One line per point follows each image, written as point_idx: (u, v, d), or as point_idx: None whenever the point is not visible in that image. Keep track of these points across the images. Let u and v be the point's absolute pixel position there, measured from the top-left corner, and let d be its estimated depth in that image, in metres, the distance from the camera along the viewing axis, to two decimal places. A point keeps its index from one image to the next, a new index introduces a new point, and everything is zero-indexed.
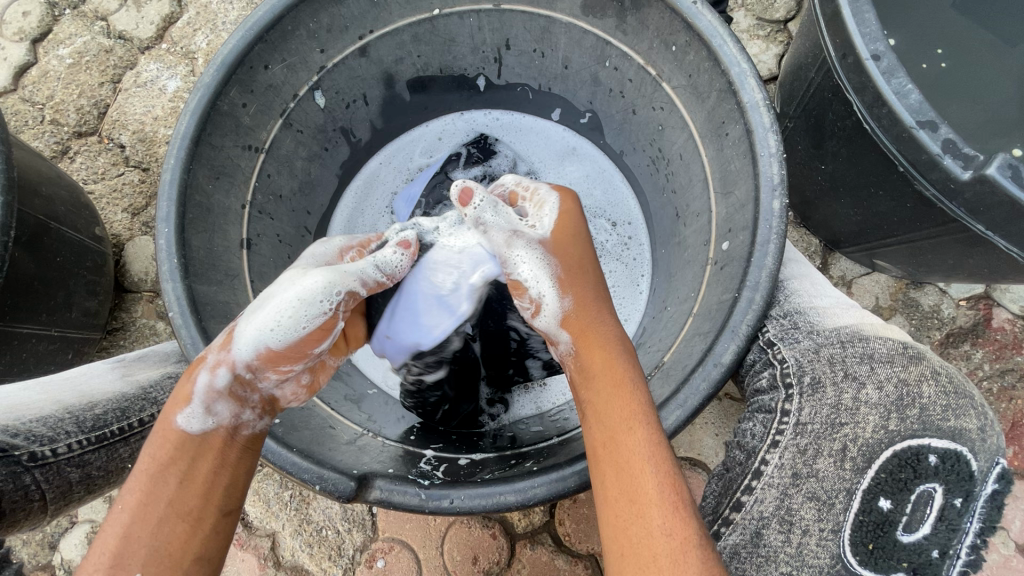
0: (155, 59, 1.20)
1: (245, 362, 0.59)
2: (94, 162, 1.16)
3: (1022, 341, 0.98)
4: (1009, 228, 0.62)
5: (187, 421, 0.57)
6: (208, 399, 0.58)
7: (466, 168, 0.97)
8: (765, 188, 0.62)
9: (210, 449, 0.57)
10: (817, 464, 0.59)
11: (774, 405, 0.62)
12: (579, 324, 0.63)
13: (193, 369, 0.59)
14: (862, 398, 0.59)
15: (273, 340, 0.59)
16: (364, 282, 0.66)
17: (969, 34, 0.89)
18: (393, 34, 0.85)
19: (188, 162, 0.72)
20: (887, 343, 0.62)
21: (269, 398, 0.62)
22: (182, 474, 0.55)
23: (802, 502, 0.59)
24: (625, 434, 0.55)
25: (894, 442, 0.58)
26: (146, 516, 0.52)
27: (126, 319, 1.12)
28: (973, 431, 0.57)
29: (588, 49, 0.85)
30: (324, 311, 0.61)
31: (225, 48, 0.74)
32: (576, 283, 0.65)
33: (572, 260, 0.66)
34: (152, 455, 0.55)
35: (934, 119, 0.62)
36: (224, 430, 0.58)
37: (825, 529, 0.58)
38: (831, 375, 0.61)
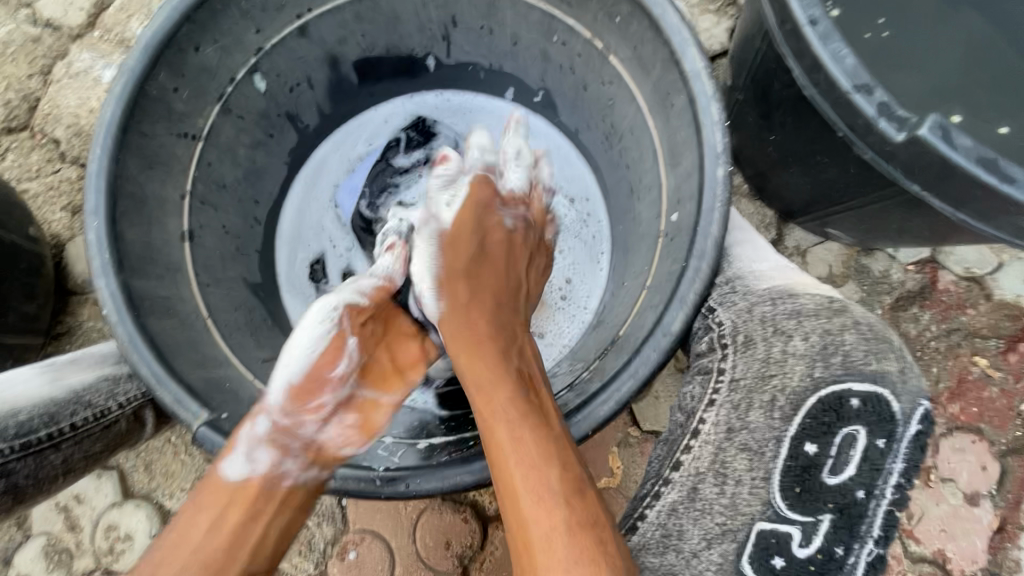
0: (87, 47, 1.14)
1: (278, 408, 0.67)
2: (27, 159, 1.10)
3: (966, 301, 1.02)
4: (942, 187, 0.63)
5: (230, 471, 0.63)
6: (252, 446, 0.65)
7: (406, 153, 0.98)
8: (709, 156, 0.62)
9: (240, 499, 0.63)
10: (749, 417, 0.60)
11: (711, 365, 0.64)
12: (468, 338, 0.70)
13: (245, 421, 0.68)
14: (789, 350, 0.61)
15: (294, 376, 0.68)
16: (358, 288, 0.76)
17: (908, 2, 0.91)
18: (332, 13, 0.82)
19: (117, 151, 0.68)
20: (815, 297, 0.64)
21: (318, 444, 0.68)
22: (214, 520, 0.62)
23: (734, 453, 0.60)
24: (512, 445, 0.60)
25: (819, 388, 0.59)
26: (176, 556, 0.60)
27: (72, 323, 1.07)
28: (895, 371, 0.59)
29: (535, 24, 0.83)
30: (328, 331, 0.70)
31: (150, 29, 0.70)
32: (458, 294, 0.74)
33: (458, 269, 0.75)
34: (198, 498, 0.64)
35: (869, 83, 0.62)
36: (264, 479, 0.64)
37: (756, 477, 0.60)
38: (761, 332, 0.63)
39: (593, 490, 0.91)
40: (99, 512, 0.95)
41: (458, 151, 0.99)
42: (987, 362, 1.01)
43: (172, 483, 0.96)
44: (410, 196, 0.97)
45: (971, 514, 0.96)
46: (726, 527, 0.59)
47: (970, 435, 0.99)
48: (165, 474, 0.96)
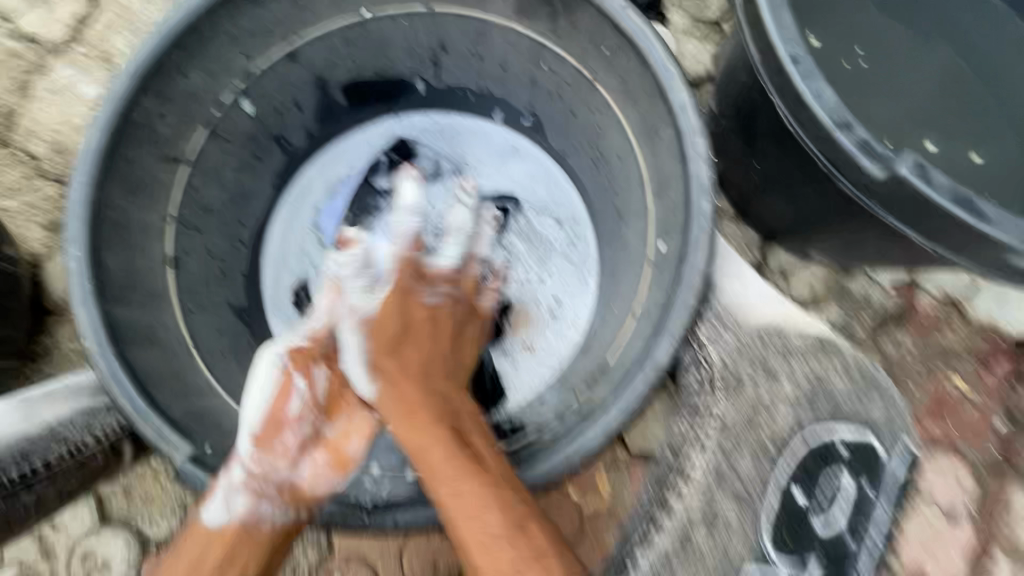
0: (70, 63, 1.12)
1: (248, 455, 0.68)
2: (5, 176, 1.08)
3: (943, 323, 1.04)
4: (920, 222, 0.65)
5: (208, 518, 0.65)
6: (229, 494, 0.65)
7: (388, 174, 0.97)
8: (695, 190, 0.63)
9: (221, 540, 0.64)
10: (740, 463, 0.63)
11: (700, 406, 0.65)
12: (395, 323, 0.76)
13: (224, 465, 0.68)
14: (777, 394, 0.64)
15: (253, 423, 0.70)
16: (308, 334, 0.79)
17: (885, 34, 0.94)
18: (322, 38, 0.82)
19: (100, 178, 0.67)
20: (808, 338, 0.65)
21: (289, 484, 0.70)
22: (194, 562, 0.63)
23: (724, 496, 0.62)
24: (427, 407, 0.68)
25: (805, 428, 0.63)
26: None
27: (49, 343, 1.05)
28: (879, 419, 0.65)
29: (524, 52, 0.84)
30: (274, 374, 0.74)
31: (136, 55, 0.69)
32: (396, 288, 0.80)
33: (398, 267, 0.82)
34: (185, 544, 0.65)
35: (849, 120, 0.64)
36: (241, 522, 0.66)
37: (747, 521, 0.62)
38: (751, 374, 0.64)
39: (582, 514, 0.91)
40: (74, 540, 0.92)
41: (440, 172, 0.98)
42: (965, 383, 1.03)
43: (152, 509, 0.94)
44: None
45: (951, 533, 0.98)
46: (715, 572, 0.61)
47: (949, 455, 1.01)
48: (144, 500, 0.93)
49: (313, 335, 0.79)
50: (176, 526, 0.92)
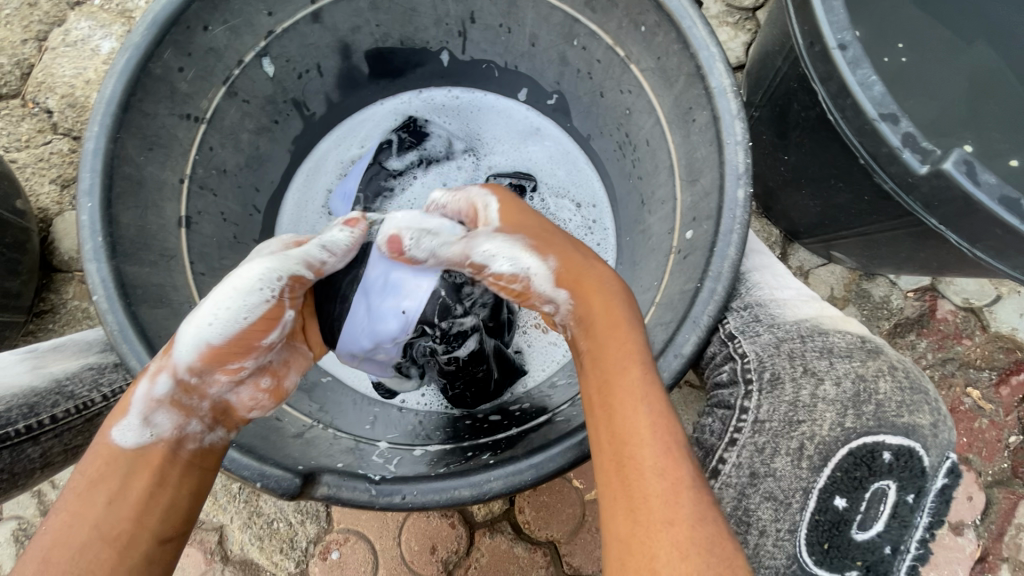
0: (87, 16, 1.09)
1: (186, 367, 0.54)
2: (16, 128, 1.06)
3: (962, 331, 1.02)
4: (959, 223, 0.63)
5: (123, 436, 0.52)
6: (149, 409, 0.53)
7: (400, 155, 0.93)
8: (730, 176, 0.61)
9: (146, 467, 0.52)
10: (774, 464, 0.60)
11: (734, 402, 0.63)
12: (574, 280, 0.57)
13: (136, 380, 0.54)
14: (819, 395, 0.60)
15: (211, 337, 0.54)
16: (307, 263, 0.61)
17: (928, 31, 0.91)
18: (348, 0, 0.80)
19: (116, 130, 0.65)
20: (846, 337, 0.65)
21: (222, 405, 0.57)
22: (114, 492, 0.50)
23: (759, 502, 0.60)
24: (619, 377, 0.50)
25: (850, 439, 0.59)
26: (67, 538, 0.47)
27: (55, 301, 1.04)
28: (926, 426, 0.60)
29: (556, 26, 0.81)
30: (267, 297, 0.56)
31: (157, 4, 0.66)
32: (556, 244, 0.60)
33: (535, 227, 0.62)
34: (84, 469, 0.51)
35: (895, 113, 0.61)
36: (165, 443, 0.53)
37: (782, 528, 0.60)
38: (790, 372, 0.62)
39: (583, 499, 0.96)
40: None
41: (453, 152, 0.96)
42: (980, 394, 1.01)
43: None
44: (408, 199, 0.94)
45: (954, 543, 0.97)
46: None
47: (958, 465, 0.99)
48: None
49: (318, 267, 0.62)
50: None
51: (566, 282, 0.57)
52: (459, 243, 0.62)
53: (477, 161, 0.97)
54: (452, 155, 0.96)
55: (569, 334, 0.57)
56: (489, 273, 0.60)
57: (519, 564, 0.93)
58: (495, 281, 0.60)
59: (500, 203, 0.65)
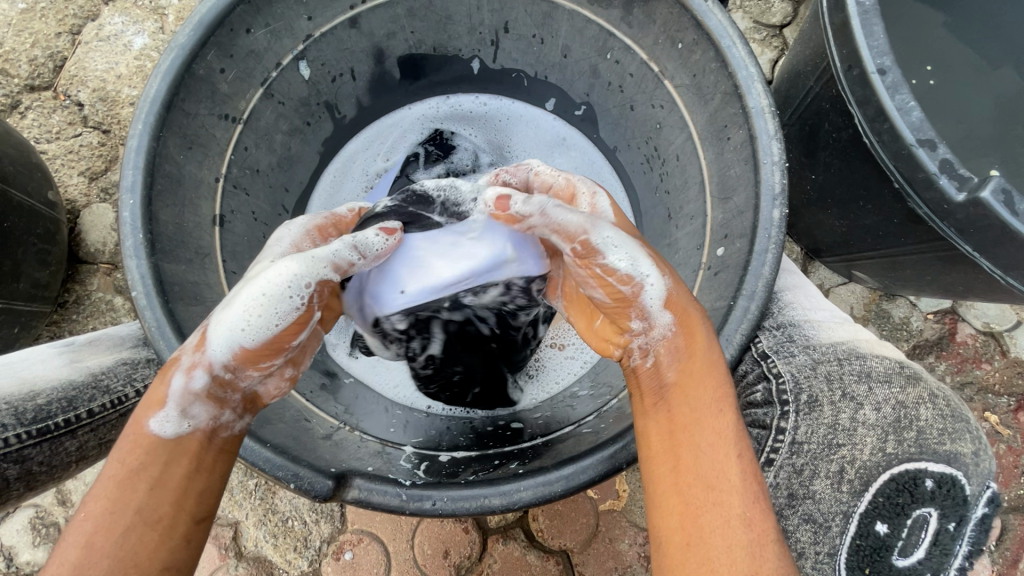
0: (120, 12, 1.11)
1: (222, 363, 0.53)
2: (47, 120, 1.07)
3: (982, 355, 1.02)
4: (993, 251, 0.63)
5: (162, 428, 0.50)
6: (184, 401, 0.51)
7: (426, 168, 0.96)
8: (765, 196, 0.62)
9: (186, 452, 0.50)
10: (814, 486, 0.62)
11: (769, 422, 0.64)
12: (682, 307, 0.55)
13: (166, 371, 0.53)
14: (860, 419, 0.62)
15: (247, 339, 0.53)
16: (335, 264, 0.58)
17: (958, 55, 0.91)
18: (386, 7, 0.80)
19: (158, 128, 0.66)
20: (884, 361, 0.65)
21: (252, 395, 0.57)
22: (155, 478, 0.48)
23: (798, 523, 0.62)
24: (712, 418, 0.50)
25: (891, 465, 0.60)
26: (107, 526, 0.45)
27: (80, 292, 1.05)
28: (968, 455, 0.60)
29: (590, 39, 0.82)
30: (296, 304, 0.55)
31: (203, 6, 0.67)
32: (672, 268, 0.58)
33: (646, 242, 0.61)
34: (121, 456, 0.48)
35: (933, 139, 0.62)
36: (202, 433, 0.52)
37: (821, 552, 0.62)
38: (828, 395, 0.63)
39: (597, 510, 0.96)
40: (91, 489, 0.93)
41: (478, 165, 0.97)
42: (997, 419, 1.01)
43: None
44: None
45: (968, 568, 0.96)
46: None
47: None
48: None
49: (346, 268, 0.59)
50: None
51: (677, 306, 0.55)
52: (580, 216, 0.58)
53: None
54: (477, 167, 0.97)
55: (650, 360, 0.56)
56: (600, 263, 0.56)
57: (532, 571, 0.93)
58: (602, 271, 0.56)
59: (609, 197, 0.66)
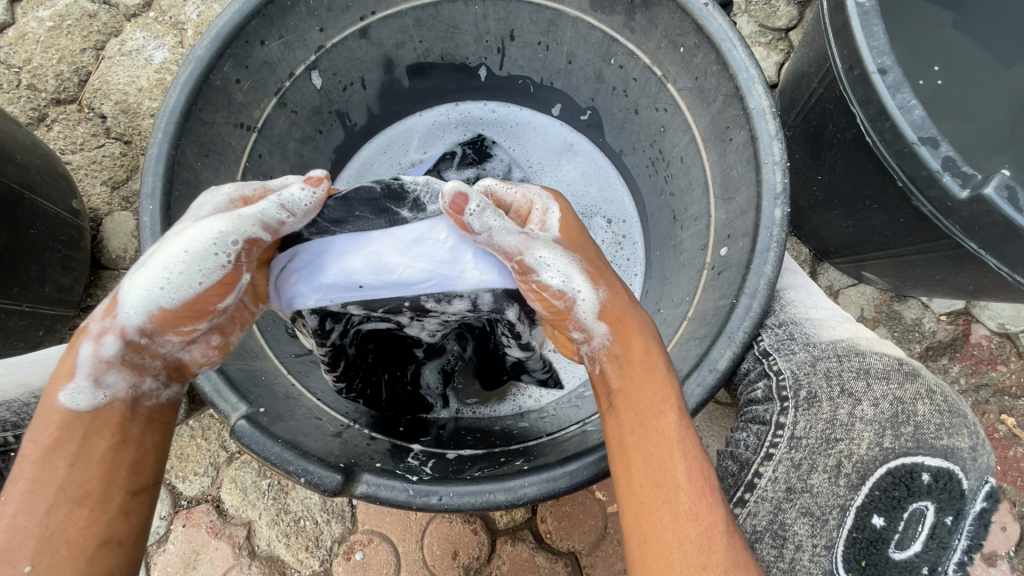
0: (142, 28, 1.15)
1: (135, 327, 0.53)
2: (72, 131, 1.11)
3: (997, 357, 1.01)
4: (999, 248, 0.64)
5: (72, 398, 0.51)
6: (97, 369, 0.52)
7: (458, 169, 0.94)
8: (767, 196, 0.62)
9: (106, 424, 0.51)
10: (811, 479, 0.62)
11: (769, 417, 0.65)
12: (618, 317, 0.59)
13: (77, 339, 0.53)
14: (858, 414, 0.63)
15: (163, 300, 0.52)
16: (263, 224, 0.57)
17: (965, 55, 0.91)
18: (395, 17, 0.83)
19: (177, 137, 0.69)
20: (884, 358, 0.66)
21: (175, 362, 0.57)
22: (75, 454, 0.49)
23: (795, 516, 0.62)
24: (656, 419, 0.52)
25: (888, 459, 0.61)
26: (32, 504, 0.47)
27: (101, 297, 1.08)
28: (965, 449, 0.61)
29: (594, 45, 0.84)
30: (221, 263, 0.54)
31: (220, 20, 0.70)
32: (613, 281, 0.62)
33: (588, 253, 0.63)
34: (37, 435, 0.50)
35: (935, 136, 0.62)
36: (120, 403, 0.53)
37: (818, 544, 0.62)
38: (827, 390, 0.65)
39: (606, 511, 0.96)
40: None
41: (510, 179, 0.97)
42: (1015, 422, 0.99)
43: (190, 463, 0.99)
44: None
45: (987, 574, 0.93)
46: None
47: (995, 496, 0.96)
48: (179, 456, 0.99)
49: (276, 227, 0.58)
50: (207, 484, 0.98)
51: (610, 316, 0.59)
52: (517, 238, 0.59)
53: None
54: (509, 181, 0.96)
55: (597, 366, 0.60)
56: (535, 280, 0.59)
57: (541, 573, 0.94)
58: (537, 289, 0.59)
59: (561, 211, 0.64)
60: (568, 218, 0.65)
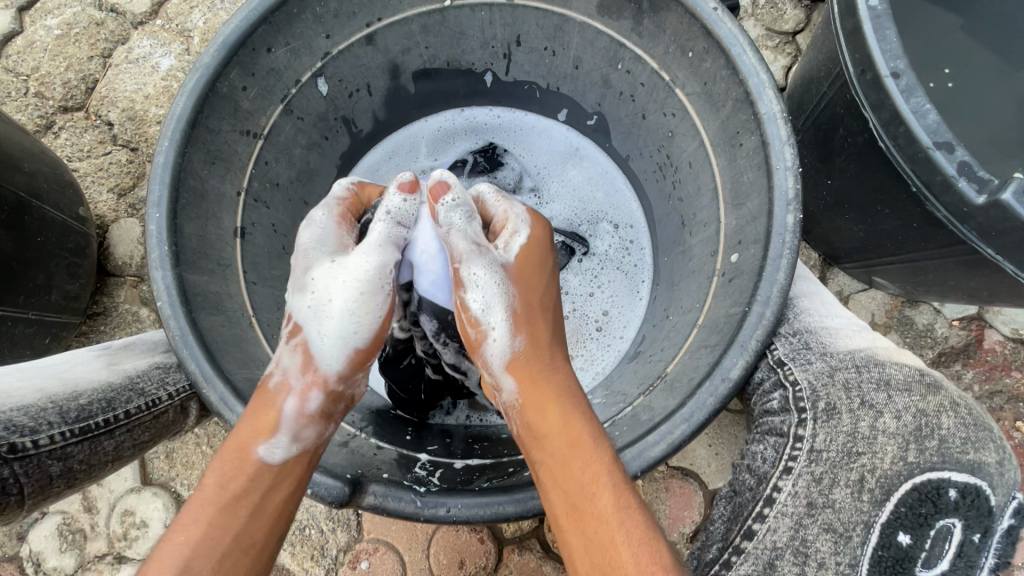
0: (148, 35, 1.15)
1: (333, 376, 0.62)
2: (79, 139, 1.12)
3: (1011, 363, 0.99)
4: (1018, 254, 0.62)
5: (274, 453, 0.56)
6: (296, 426, 0.58)
7: (470, 176, 0.97)
8: (779, 202, 0.61)
9: (290, 476, 0.56)
10: (833, 494, 0.61)
11: (787, 429, 0.65)
12: (528, 375, 0.60)
13: (279, 398, 0.59)
14: (879, 427, 0.62)
15: (358, 341, 0.62)
16: (391, 241, 0.66)
17: (977, 57, 0.90)
18: (401, 23, 0.82)
19: (184, 145, 0.69)
20: (904, 369, 0.66)
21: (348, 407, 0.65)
22: (255, 504, 0.54)
23: (818, 533, 0.60)
24: (592, 500, 0.53)
25: (913, 474, 0.60)
26: (207, 550, 0.51)
27: (107, 304, 1.08)
28: (991, 464, 0.60)
29: (601, 50, 0.83)
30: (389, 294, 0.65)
31: (227, 28, 0.70)
32: (537, 331, 0.63)
33: (529, 293, 0.64)
34: (226, 481, 0.54)
35: (951, 141, 0.61)
36: (312, 454, 0.59)
37: (842, 563, 0.60)
38: (847, 403, 0.63)
39: None
40: (116, 496, 0.98)
41: (520, 188, 0.98)
42: None
43: (195, 471, 0.99)
44: None
45: None
46: None
47: None
48: (185, 463, 0.99)
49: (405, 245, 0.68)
50: None
51: (524, 370, 0.61)
52: (466, 245, 0.64)
53: (539, 201, 0.98)
54: (519, 189, 0.98)
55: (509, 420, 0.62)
56: (461, 296, 0.64)
57: None
58: (460, 305, 0.64)
59: (528, 235, 0.66)
60: (528, 251, 0.66)
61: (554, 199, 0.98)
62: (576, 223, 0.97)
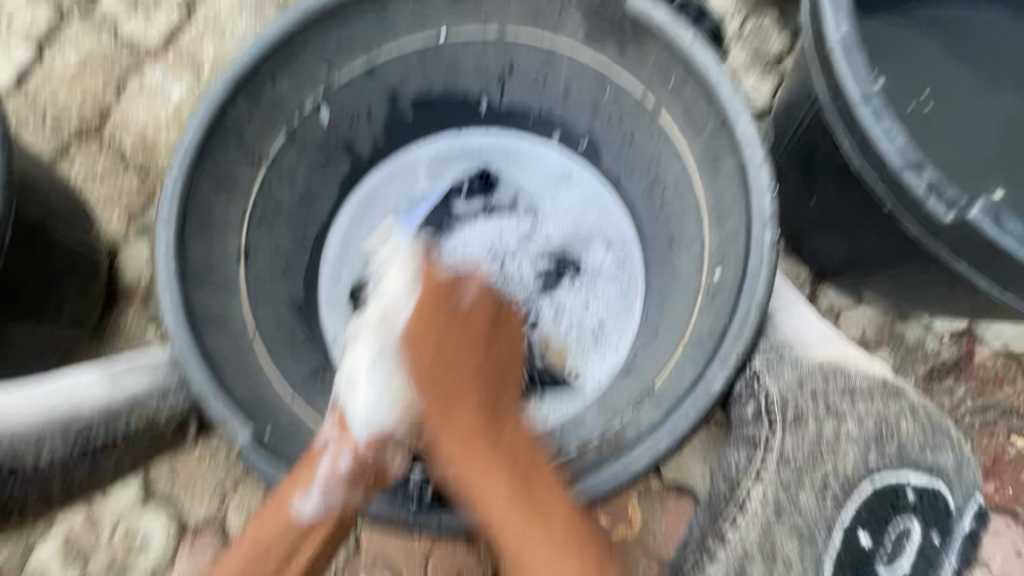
0: (159, 67, 1.20)
1: (361, 443, 0.67)
2: (93, 165, 1.16)
3: (1003, 378, 1.00)
4: (990, 268, 0.65)
5: (304, 506, 0.64)
6: (329, 483, 0.65)
7: (467, 199, 1.01)
8: (756, 221, 0.65)
9: (318, 527, 0.65)
10: (799, 499, 0.68)
11: (757, 434, 0.69)
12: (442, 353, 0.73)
13: (316, 457, 0.66)
14: (841, 433, 0.69)
15: (382, 420, 0.67)
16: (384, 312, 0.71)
17: (955, 81, 0.93)
18: (399, 55, 0.86)
19: (192, 171, 0.73)
20: (866, 377, 0.72)
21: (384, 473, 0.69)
22: (284, 551, 0.63)
23: (782, 532, 0.68)
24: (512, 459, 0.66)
25: (873, 476, 0.69)
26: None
27: (115, 324, 1.11)
28: (948, 466, 0.71)
29: (589, 78, 0.87)
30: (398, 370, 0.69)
31: (234, 62, 0.75)
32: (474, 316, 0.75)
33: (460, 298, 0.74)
34: (263, 522, 0.64)
35: (920, 163, 0.64)
36: (338, 512, 0.65)
37: (804, 557, 0.68)
38: (813, 410, 0.70)
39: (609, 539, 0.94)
40: (118, 514, 1.00)
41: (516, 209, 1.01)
42: None
43: (197, 490, 1.00)
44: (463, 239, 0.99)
45: None
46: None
47: (1004, 518, 0.96)
48: (187, 481, 1.00)
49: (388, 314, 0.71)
50: (214, 509, 0.99)
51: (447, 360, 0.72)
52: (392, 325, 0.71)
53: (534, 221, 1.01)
54: (513, 211, 1.01)
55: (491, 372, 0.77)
56: None
57: None
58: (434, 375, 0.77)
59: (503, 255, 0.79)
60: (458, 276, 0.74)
61: (547, 219, 1.01)
62: (571, 244, 1.00)
